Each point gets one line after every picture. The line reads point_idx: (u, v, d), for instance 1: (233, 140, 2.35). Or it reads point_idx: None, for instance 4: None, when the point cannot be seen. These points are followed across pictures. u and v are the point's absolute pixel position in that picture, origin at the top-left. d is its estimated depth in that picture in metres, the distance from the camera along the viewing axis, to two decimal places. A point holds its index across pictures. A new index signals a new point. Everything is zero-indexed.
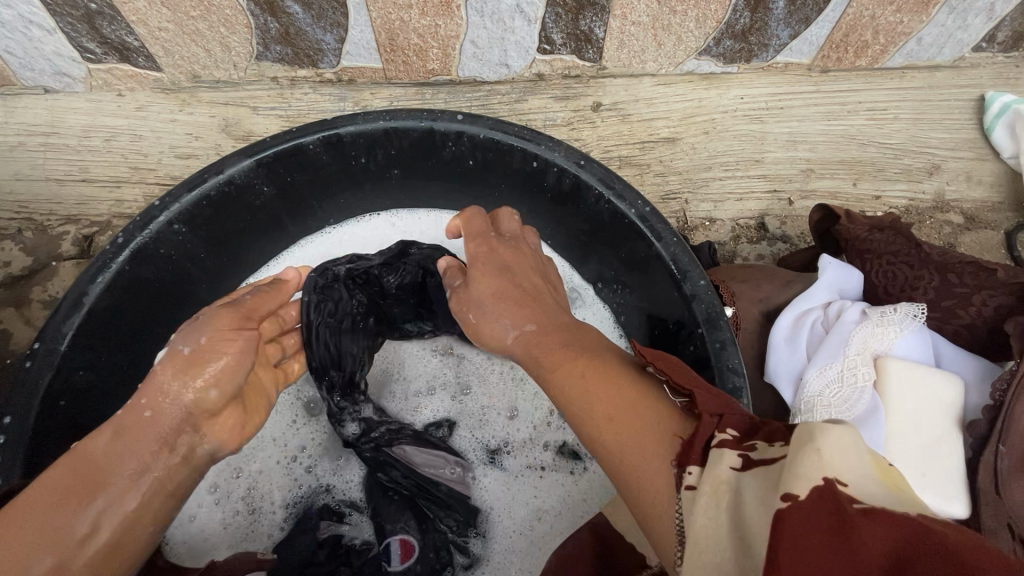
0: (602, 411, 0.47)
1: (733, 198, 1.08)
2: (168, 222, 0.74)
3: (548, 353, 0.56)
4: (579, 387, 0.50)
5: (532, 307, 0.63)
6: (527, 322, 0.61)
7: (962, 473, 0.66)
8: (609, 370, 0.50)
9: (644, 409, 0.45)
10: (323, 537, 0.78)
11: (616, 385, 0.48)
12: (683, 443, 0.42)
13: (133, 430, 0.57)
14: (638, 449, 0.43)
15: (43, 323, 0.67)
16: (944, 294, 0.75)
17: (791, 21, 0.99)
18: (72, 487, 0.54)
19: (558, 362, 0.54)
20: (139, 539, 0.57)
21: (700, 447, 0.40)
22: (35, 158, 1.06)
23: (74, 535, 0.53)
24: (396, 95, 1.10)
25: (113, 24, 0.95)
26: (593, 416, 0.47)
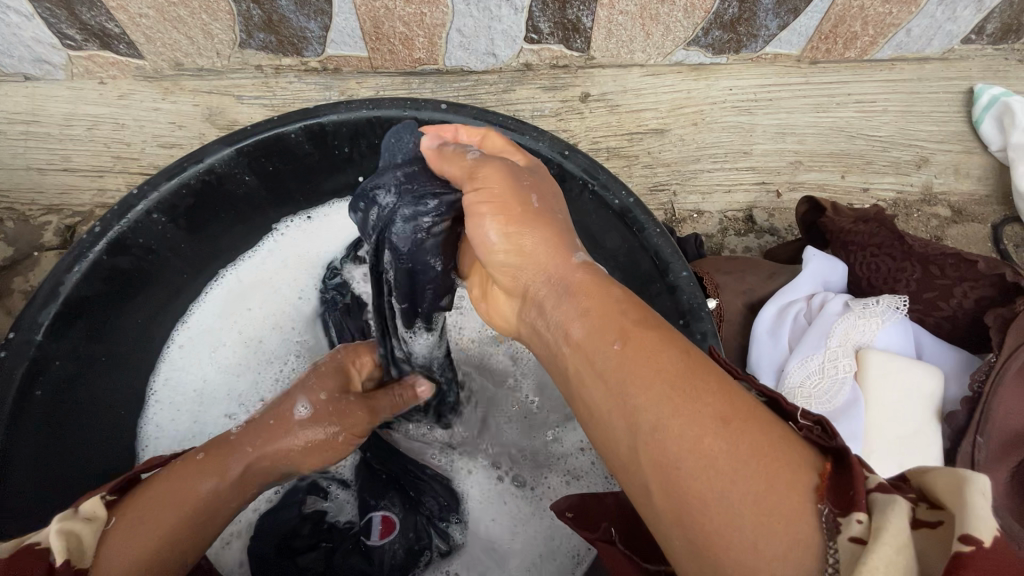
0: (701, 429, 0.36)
1: (721, 190, 1.08)
2: (146, 211, 0.73)
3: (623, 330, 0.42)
4: (668, 365, 0.39)
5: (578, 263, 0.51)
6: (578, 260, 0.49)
7: (938, 464, 0.66)
8: (713, 369, 0.39)
9: (768, 423, 0.37)
10: (307, 512, 0.76)
11: (725, 380, 0.38)
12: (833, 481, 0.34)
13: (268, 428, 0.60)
14: (775, 480, 0.34)
15: (19, 313, 0.67)
16: (926, 286, 0.75)
17: (780, 12, 0.99)
18: (188, 483, 0.54)
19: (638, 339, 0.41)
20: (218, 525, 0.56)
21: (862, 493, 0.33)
22: (16, 146, 1.05)
23: (197, 494, 0.54)
24: (382, 84, 1.09)
25: (92, 10, 0.93)
26: (693, 429, 0.36)
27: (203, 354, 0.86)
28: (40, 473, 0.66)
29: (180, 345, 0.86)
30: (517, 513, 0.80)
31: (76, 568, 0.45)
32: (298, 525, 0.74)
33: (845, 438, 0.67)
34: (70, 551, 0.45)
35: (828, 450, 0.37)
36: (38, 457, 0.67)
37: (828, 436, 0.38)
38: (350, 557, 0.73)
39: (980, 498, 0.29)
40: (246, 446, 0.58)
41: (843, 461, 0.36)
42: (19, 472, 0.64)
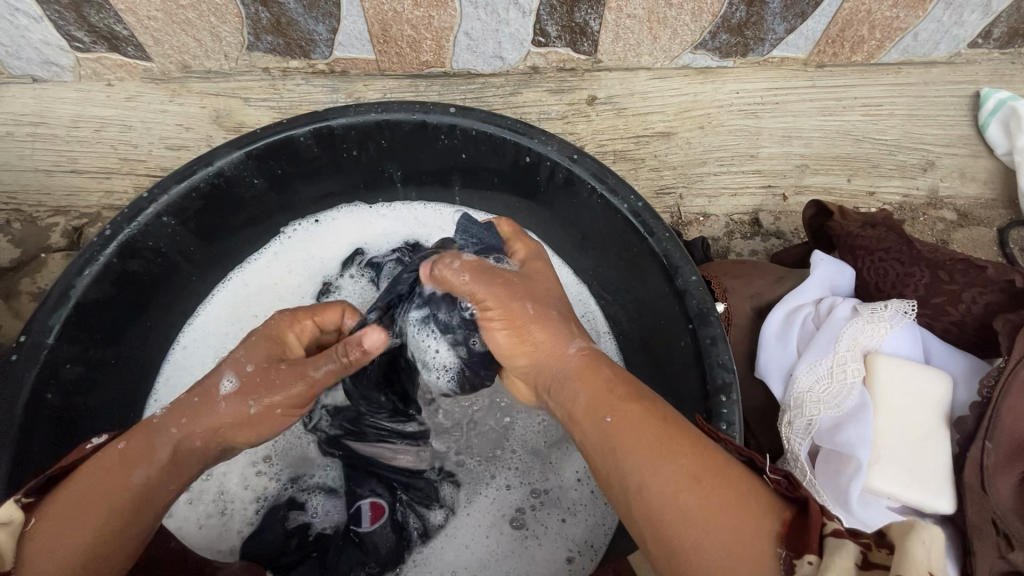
0: (676, 489, 0.48)
1: (728, 194, 1.08)
2: (156, 215, 0.73)
3: (621, 407, 0.53)
4: (648, 438, 0.50)
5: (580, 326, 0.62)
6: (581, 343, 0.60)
7: (947, 469, 0.66)
8: (690, 435, 0.51)
9: (728, 477, 0.48)
10: (292, 527, 0.76)
11: (693, 447, 0.50)
12: (791, 527, 0.44)
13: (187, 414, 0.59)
14: (729, 523, 0.45)
15: (30, 315, 0.67)
16: (934, 291, 0.75)
17: (788, 16, 0.99)
18: (108, 479, 0.55)
19: (632, 411, 0.53)
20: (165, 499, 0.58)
21: (815, 534, 0.43)
22: (24, 148, 1.05)
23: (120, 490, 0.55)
24: (389, 86, 1.09)
25: (101, 12, 0.93)
26: (671, 488, 0.48)
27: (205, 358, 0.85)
28: (51, 476, 0.67)
29: (184, 347, 0.85)
30: (498, 545, 0.78)
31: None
32: (285, 542, 0.74)
33: (855, 443, 0.66)
34: None
35: (792, 499, 0.47)
36: (48, 459, 0.67)
37: (791, 488, 0.48)
38: (346, 552, 0.73)
39: (921, 544, 0.40)
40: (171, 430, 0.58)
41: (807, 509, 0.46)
42: (33, 475, 0.64)
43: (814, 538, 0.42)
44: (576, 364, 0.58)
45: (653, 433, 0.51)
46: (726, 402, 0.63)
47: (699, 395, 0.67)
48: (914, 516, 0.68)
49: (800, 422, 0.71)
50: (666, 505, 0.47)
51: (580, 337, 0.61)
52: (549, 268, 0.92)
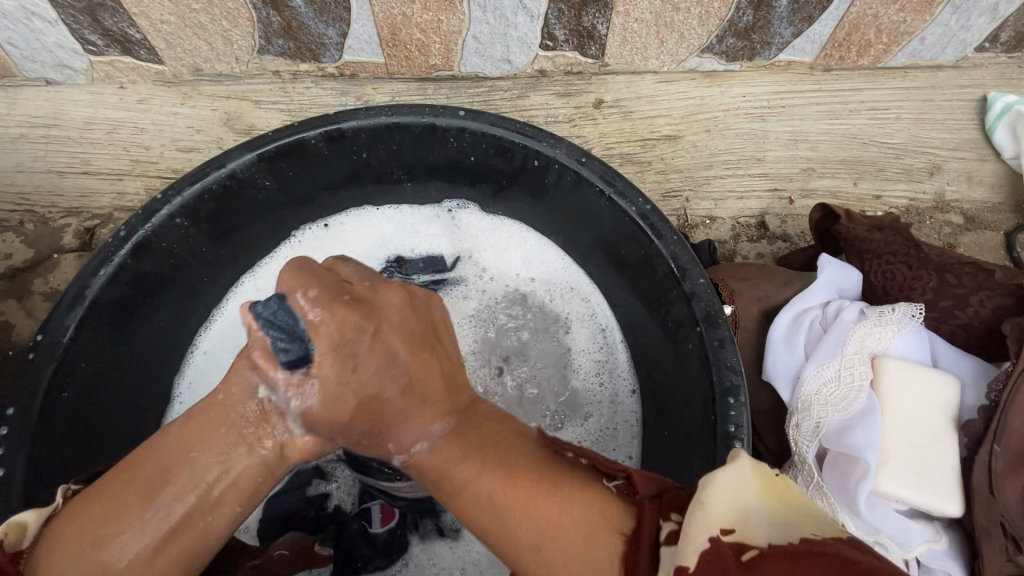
0: (530, 542, 0.48)
1: (734, 197, 1.09)
2: (169, 216, 0.74)
3: (467, 463, 0.54)
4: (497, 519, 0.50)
5: (438, 401, 0.59)
6: (436, 424, 0.58)
7: (954, 471, 0.66)
8: (533, 480, 0.51)
9: (574, 533, 0.47)
10: (312, 495, 0.82)
11: (535, 510, 0.49)
12: (626, 543, 0.46)
13: (204, 412, 0.56)
14: (572, 546, 0.46)
15: (47, 315, 0.68)
16: (943, 294, 0.75)
17: (795, 20, 0.99)
18: (121, 506, 0.52)
19: (475, 474, 0.53)
20: (204, 524, 0.55)
21: (648, 536, 0.46)
22: (37, 150, 1.07)
23: (136, 515, 0.52)
24: (398, 89, 1.10)
25: (115, 16, 0.94)
26: (522, 547, 0.48)
27: (221, 357, 0.86)
28: (65, 473, 0.68)
29: (200, 349, 0.87)
30: None
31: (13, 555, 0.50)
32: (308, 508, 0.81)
33: (862, 446, 0.67)
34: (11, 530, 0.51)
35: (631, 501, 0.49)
36: (62, 458, 0.67)
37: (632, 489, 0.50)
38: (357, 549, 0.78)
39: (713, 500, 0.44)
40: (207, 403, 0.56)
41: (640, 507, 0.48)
42: (47, 469, 0.65)
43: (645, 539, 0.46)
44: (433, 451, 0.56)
45: (490, 487, 0.52)
46: (734, 404, 0.63)
47: (705, 396, 0.67)
48: (923, 519, 0.68)
49: (807, 425, 0.71)
50: (532, 547, 0.48)
51: (425, 423, 0.57)
52: (561, 270, 0.92)
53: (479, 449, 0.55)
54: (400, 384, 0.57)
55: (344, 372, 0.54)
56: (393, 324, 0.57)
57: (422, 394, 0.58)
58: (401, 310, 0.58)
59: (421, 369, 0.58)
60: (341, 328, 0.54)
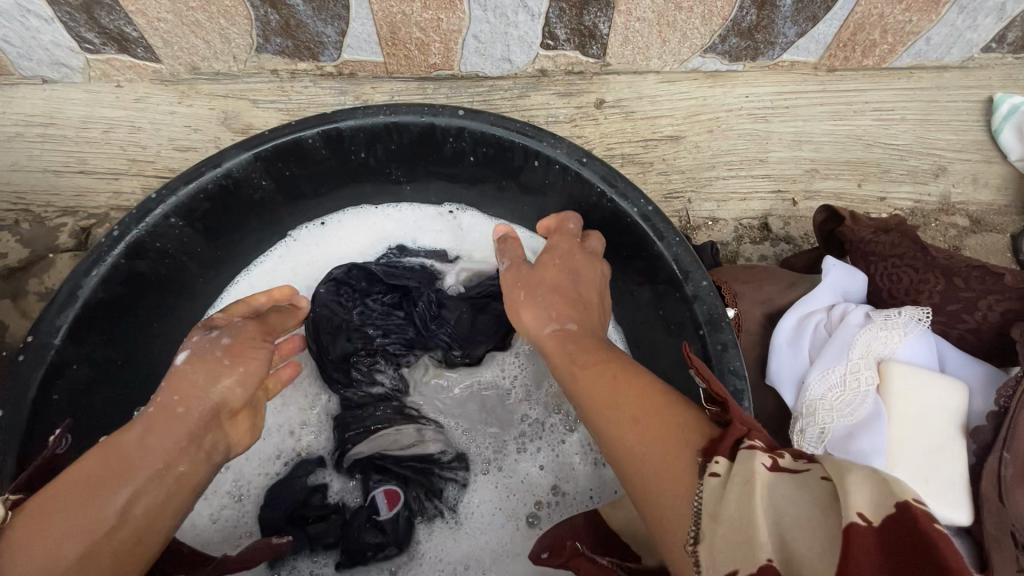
0: (631, 413, 0.49)
1: (737, 198, 1.07)
2: (164, 215, 0.73)
3: (584, 350, 0.59)
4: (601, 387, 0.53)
5: (580, 312, 0.65)
6: (571, 322, 0.63)
7: (965, 480, 0.65)
8: (642, 377, 0.53)
9: (668, 415, 0.46)
10: (314, 485, 0.80)
11: (640, 392, 0.50)
12: (711, 437, 0.43)
13: (161, 419, 0.60)
14: (663, 424, 0.46)
15: (38, 316, 0.67)
16: (950, 298, 0.74)
17: (799, 19, 0.98)
18: (88, 507, 0.53)
19: (597, 361, 0.57)
20: (161, 522, 0.58)
21: (730, 444, 0.41)
22: (33, 149, 1.06)
23: (105, 513, 0.54)
24: (398, 89, 1.09)
25: (111, 14, 0.93)
26: (620, 421, 0.49)
27: None
28: None
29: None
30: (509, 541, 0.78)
31: None
32: (308, 496, 0.78)
33: (869, 452, 0.65)
34: None
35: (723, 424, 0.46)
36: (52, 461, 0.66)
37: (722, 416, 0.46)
38: (363, 533, 0.75)
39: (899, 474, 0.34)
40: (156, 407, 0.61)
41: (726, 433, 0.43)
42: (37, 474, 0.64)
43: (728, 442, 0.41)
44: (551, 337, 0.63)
45: (597, 368, 0.55)
46: (738, 410, 0.62)
47: None
48: None
49: (812, 431, 0.70)
50: (626, 422, 0.48)
51: (558, 314, 0.64)
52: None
53: (596, 347, 0.59)
54: (557, 291, 0.66)
55: (520, 282, 0.69)
56: (563, 263, 0.69)
57: (569, 303, 0.65)
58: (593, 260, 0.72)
59: (580, 292, 0.67)
60: (563, 253, 0.71)
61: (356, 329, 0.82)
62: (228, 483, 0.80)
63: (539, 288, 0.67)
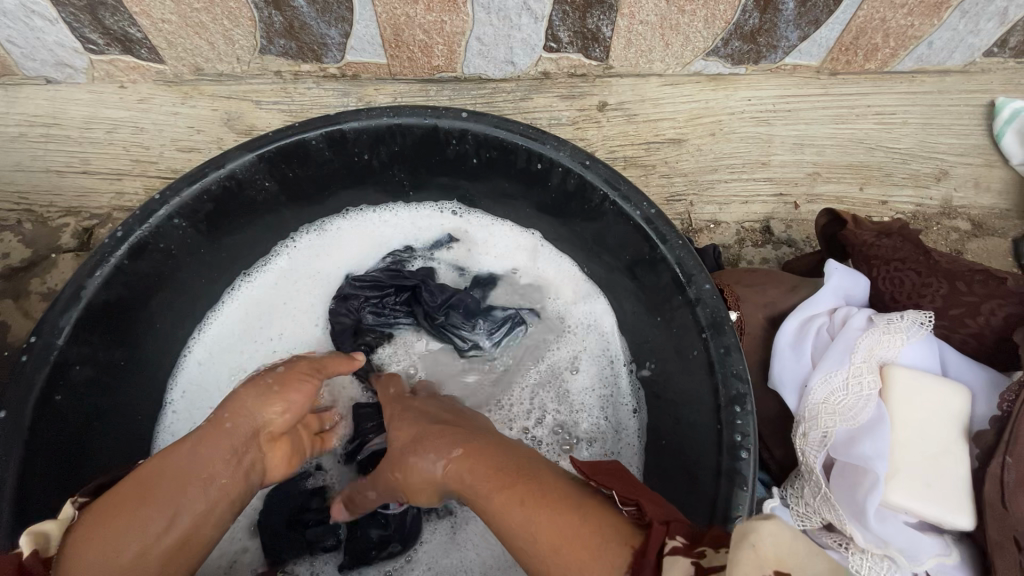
0: (549, 542, 0.50)
1: (739, 201, 1.08)
2: (167, 217, 0.73)
3: (486, 478, 0.57)
4: (512, 525, 0.52)
5: (453, 434, 0.63)
6: (453, 448, 0.61)
7: (967, 484, 0.65)
8: (549, 494, 0.53)
9: (585, 533, 0.49)
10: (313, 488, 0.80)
11: (550, 516, 0.51)
12: (635, 552, 0.47)
13: (208, 434, 0.63)
14: (587, 551, 0.48)
15: (41, 316, 0.67)
16: (952, 302, 0.74)
17: (801, 23, 0.98)
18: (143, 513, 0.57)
19: (493, 491, 0.55)
20: (205, 533, 0.61)
21: (654, 555, 0.46)
22: (36, 149, 1.06)
23: (156, 520, 0.57)
24: (401, 91, 1.09)
25: (115, 15, 0.94)
26: (540, 551, 0.50)
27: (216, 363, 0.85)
28: (57, 480, 0.66)
29: (196, 357, 0.85)
30: (507, 548, 0.77)
31: (42, 557, 0.52)
32: (308, 500, 0.79)
33: (871, 456, 0.65)
34: (40, 545, 0.52)
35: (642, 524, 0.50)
36: (54, 464, 0.66)
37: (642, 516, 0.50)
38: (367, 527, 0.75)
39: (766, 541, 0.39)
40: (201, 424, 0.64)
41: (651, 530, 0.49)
42: (41, 475, 0.64)
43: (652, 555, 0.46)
44: (449, 473, 0.60)
45: (496, 503, 0.54)
46: (741, 414, 0.62)
47: (711, 404, 0.66)
48: (931, 531, 0.66)
49: (814, 435, 0.69)
50: (546, 551, 0.50)
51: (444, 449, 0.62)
52: (566, 278, 0.91)
53: (487, 472, 0.57)
54: (432, 429, 0.65)
55: (412, 424, 0.68)
56: (422, 409, 0.71)
57: (451, 434, 0.64)
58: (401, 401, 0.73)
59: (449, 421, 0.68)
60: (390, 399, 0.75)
61: (363, 327, 0.87)
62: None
63: (420, 436, 0.65)
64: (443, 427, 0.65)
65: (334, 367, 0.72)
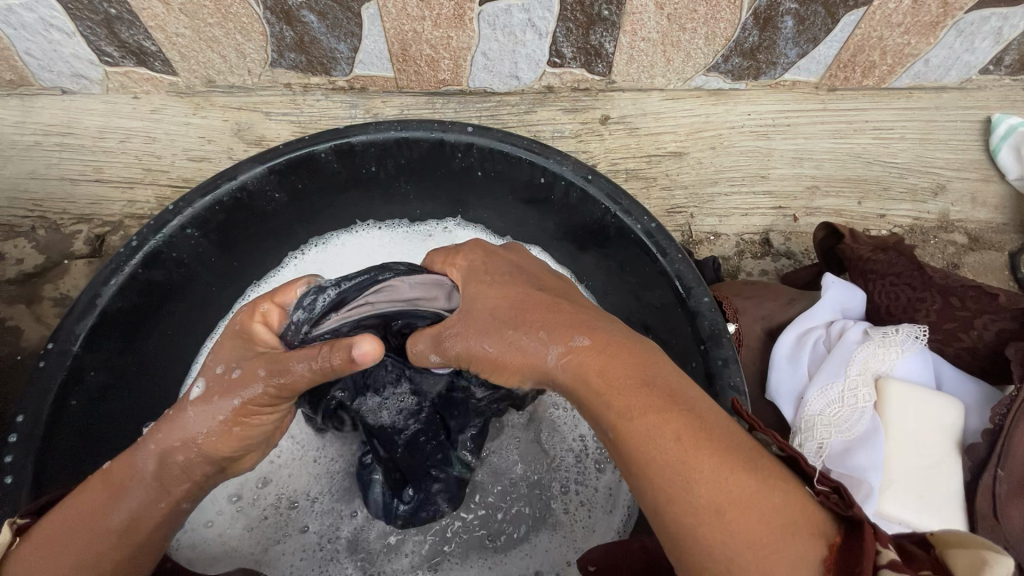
0: (712, 501, 0.42)
1: (738, 214, 1.09)
2: (180, 227, 0.75)
3: (628, 390, 0.47)
4: (661, 462, 0.43)
5: (569, 322, 0.53)
6: (576, 336, 0.51)
7: (960, 495, 0.66)
8: (710, 436, 0.44)
9: (760, 500, 0.41)
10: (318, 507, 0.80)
11: (713, 465, 0.43)
12: (831, 550, 0.39)
13: (162, 428, 0.56)
14: (763, 526, 0.40)
15: (57, 324, 0.69)
16: (946, 317, 0.76)
17: (800, 41, 1.00)
18: (97, 504, 0.54)
19: (633, 411, 0.46)
20: (156, 518, 0.57)
21: (867, 561, 0.37)
22: (51, 157, 1.08)
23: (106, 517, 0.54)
24: (407, 103, 1.12)
25: (131, 29, 0.96)
26: (699, 508, 0.42)
27: None
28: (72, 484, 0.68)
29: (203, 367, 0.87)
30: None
31: None
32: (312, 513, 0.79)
33: (865, 467, 0.67)
34: None
35: (844, 518, 0.42)
36: (68, 468, 0.67)
37: (844, 504, 0.42)
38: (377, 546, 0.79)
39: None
40: (147, 448, 0.56)
41: (857, 529, 0.41)
42: (55, 478, 0.65)
43: (871, 564, 0.37)
44: (567, 367, 0.50)
45: (639, 426, 0.45)
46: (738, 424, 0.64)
47: None
48: None
49: (810, 445, 0.71)
50: (712, 500, 0.41)
51: (560, 337, 0.52)
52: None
53: (624, 380, 0.48)
54: (535, 312, 0.54)
55: (496, 293, 0.57)
56: (530, 284, 0.58)
57: (561, 321, 0.53)
58: (490, 258, 0.62)
59: (560, 299, 0.57)
60: (472, 268, 0.62)
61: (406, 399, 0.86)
62: (235, 484, 0.80)
63: (521, 316, 0.54)
64: (534, 310, 0.54)
65: (293, 364, 0.54)
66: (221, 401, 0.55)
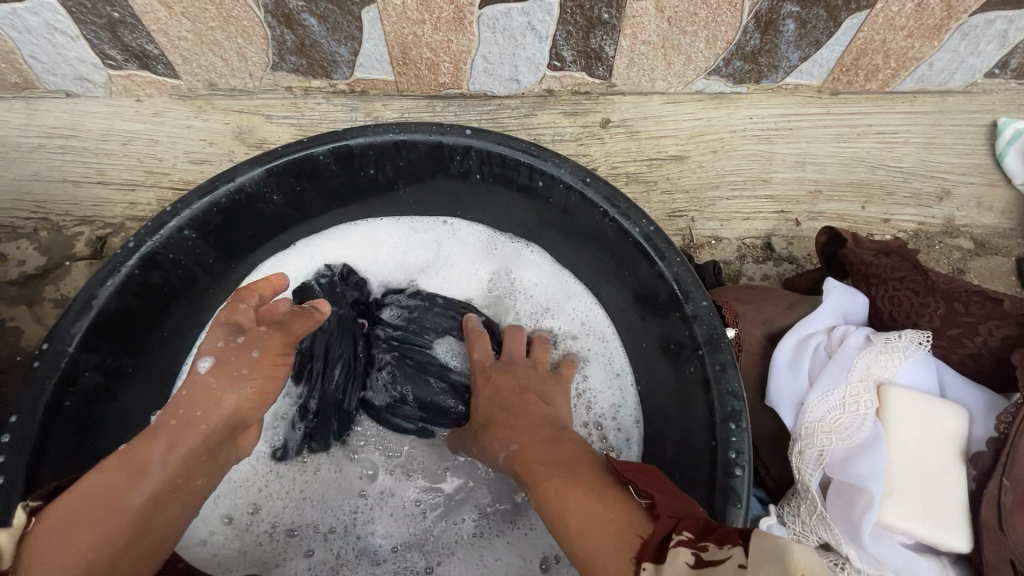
0: (575, 526, 0.54)
1: (740, 218, 1.08)
2: (178, 228, 0.75)
3: (538, 465, 0.63)
4: (547, 504, 0.57)
5: (517, 427, 0.70)
6: (513, 441, 0.69)
7: (964, 505, 0.65)
8: (583, 483, 0.57)
9: (603, 518, 0.53)
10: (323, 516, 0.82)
11: (580, 501, 0.55)
12: (641, 542, 0.49)
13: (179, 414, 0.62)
14: (598, 535, 0.52)
15: (54, 323, 0.69)
16: (950, 322, 0.74)
17: (802, 44, 1.00)
18: (114, 485, 0.57)
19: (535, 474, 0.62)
20: (177, 495, 0.61)
21: (657, 545, 0.48)
22: (54, 159, 1.09)
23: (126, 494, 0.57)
24: (407, 107, 1.12)
25: (134, 32, 0.97)
26: (568, 532, 0.54)
27: None
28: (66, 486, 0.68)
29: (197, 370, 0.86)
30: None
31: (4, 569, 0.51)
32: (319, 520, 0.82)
33: (867, 476, 0.65)
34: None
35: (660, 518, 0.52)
36: (61, 469, 0.68)
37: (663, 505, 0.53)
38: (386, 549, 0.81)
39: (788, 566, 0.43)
40: (164, 429, 0.61)
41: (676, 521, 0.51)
42: (48, 478, 0.65)
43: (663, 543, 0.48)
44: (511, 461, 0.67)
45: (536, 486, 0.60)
46: (736, 430, 0.63)
47: (706, 421, 0.67)
48: (929, 554, 0.66)
49: (811, 453, 0.69)
50: (574, 535, 0.53)
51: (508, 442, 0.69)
52: (576, 299, 0.91)
53: (539, 457, 0.64)
54: (499, 420, 0.73)
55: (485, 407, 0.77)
56: (496, 395, 0.78)
57: (514, 427, 0.71)
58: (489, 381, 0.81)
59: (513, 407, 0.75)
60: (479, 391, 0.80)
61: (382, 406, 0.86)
62: (227, 504, 0.81)
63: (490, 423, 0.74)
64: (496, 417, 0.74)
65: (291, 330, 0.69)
66: (219, 363, 0.65)
